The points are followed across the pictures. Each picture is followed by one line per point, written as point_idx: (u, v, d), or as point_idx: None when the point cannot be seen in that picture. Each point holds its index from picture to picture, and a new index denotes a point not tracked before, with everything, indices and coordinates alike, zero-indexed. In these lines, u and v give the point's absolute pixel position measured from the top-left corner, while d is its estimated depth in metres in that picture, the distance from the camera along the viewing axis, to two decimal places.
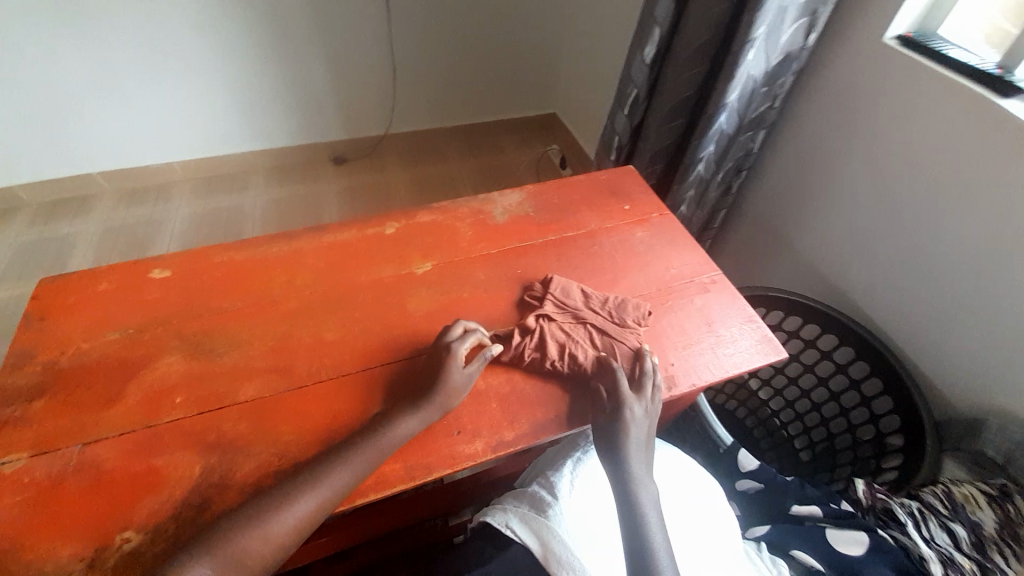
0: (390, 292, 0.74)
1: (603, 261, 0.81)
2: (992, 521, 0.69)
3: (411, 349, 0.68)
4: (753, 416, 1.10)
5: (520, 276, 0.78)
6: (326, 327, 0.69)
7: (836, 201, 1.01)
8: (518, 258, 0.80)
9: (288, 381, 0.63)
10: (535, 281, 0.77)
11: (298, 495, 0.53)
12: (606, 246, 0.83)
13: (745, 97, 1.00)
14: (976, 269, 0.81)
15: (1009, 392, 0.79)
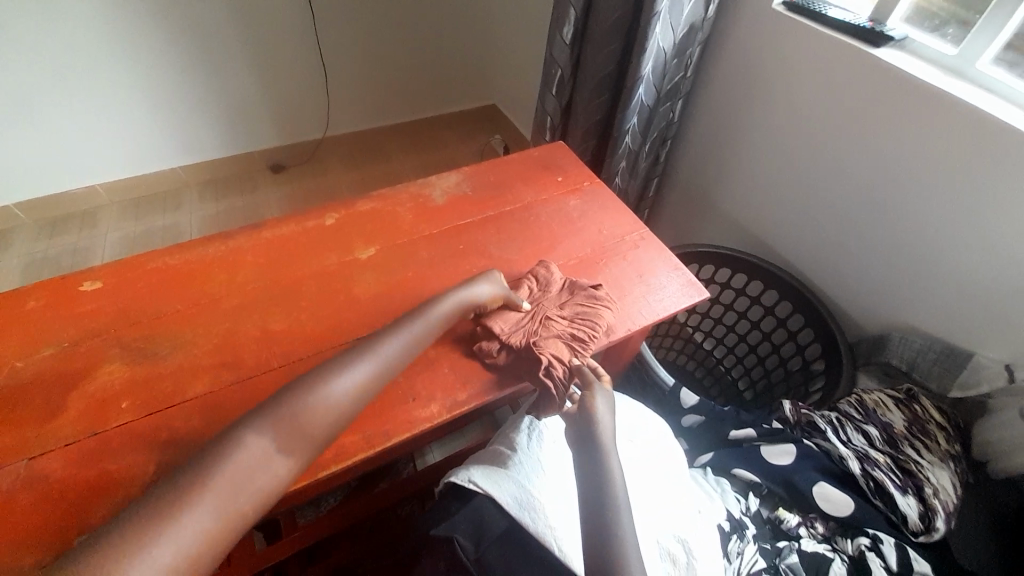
0: (336, 279, 0.75)
1: (540, 230, 0.86)
2: (900, 420, 0.78)
3: (360, 330, 0.70)
4: (701, 365, 1.20)
5: (463, 252, 0.81)
6: (272, 319, 0.70)
7: (750, 158, 1.10)
8: (459, 235, 0.84)
9: (236, 373, 0.64)
10: (476, 255, 0.81)
11: (313, 400, 0.50)
12: (542, 216, 0.88)
13: (658, 69, 1.06)
14: (868, 205, 0.92)
15: (907, 308, 0.91)
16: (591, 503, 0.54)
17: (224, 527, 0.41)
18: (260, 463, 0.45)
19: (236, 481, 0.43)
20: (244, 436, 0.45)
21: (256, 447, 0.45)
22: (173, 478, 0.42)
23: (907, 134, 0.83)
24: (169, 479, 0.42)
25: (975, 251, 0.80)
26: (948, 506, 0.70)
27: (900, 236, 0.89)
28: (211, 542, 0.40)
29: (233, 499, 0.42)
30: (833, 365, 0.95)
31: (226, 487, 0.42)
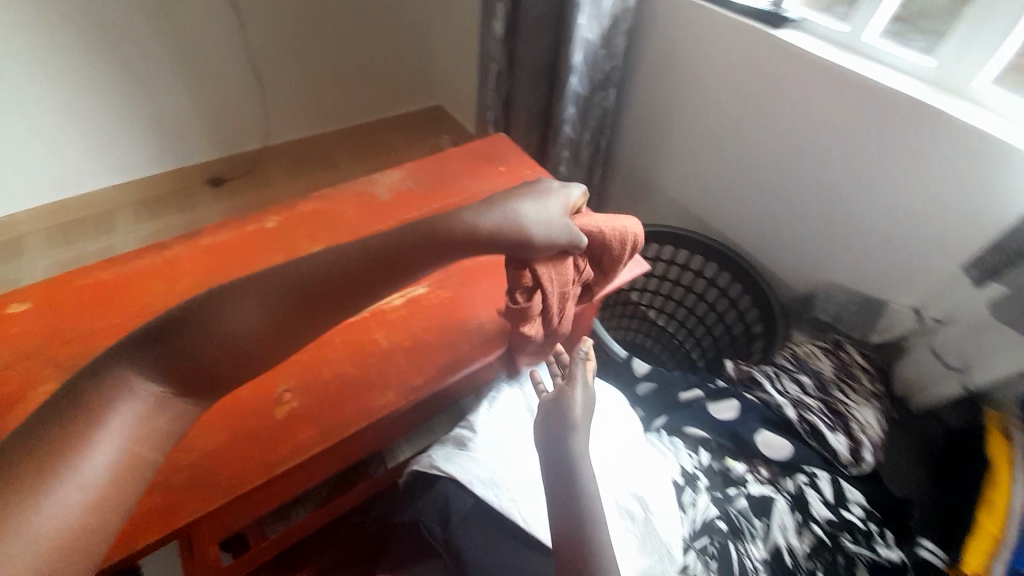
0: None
1: None
2: (829, 367, 0.85)
3: None
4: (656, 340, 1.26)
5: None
6: None
7: (681, 139, 1.17)
8: None
9: None
10: None
11: (231, 317, 0.45)
12: None
13: (588, 59, 1.11)
14: (786, 175, 0.99)
15: (828, 267, 0.99)
16: (561, 495, 0.59)
17: (115, 476, 0.40)
18: (150, 412, 0.42)
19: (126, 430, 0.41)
20: (132, 381, 0.42)
21: (146, 396, 0.42)
22: (47, 419, 0.38)
23: (810, 106, 0.91)
24: (45, 408, 0.39)
25: (877, 210, 0.88)
26: (874, 440, 0.77)
27: (816, 201, 0.97)
28: (103, 493, 0.39)
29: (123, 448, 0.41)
30: (771, 326, 1.02)
31: (118, 437, 0.40)
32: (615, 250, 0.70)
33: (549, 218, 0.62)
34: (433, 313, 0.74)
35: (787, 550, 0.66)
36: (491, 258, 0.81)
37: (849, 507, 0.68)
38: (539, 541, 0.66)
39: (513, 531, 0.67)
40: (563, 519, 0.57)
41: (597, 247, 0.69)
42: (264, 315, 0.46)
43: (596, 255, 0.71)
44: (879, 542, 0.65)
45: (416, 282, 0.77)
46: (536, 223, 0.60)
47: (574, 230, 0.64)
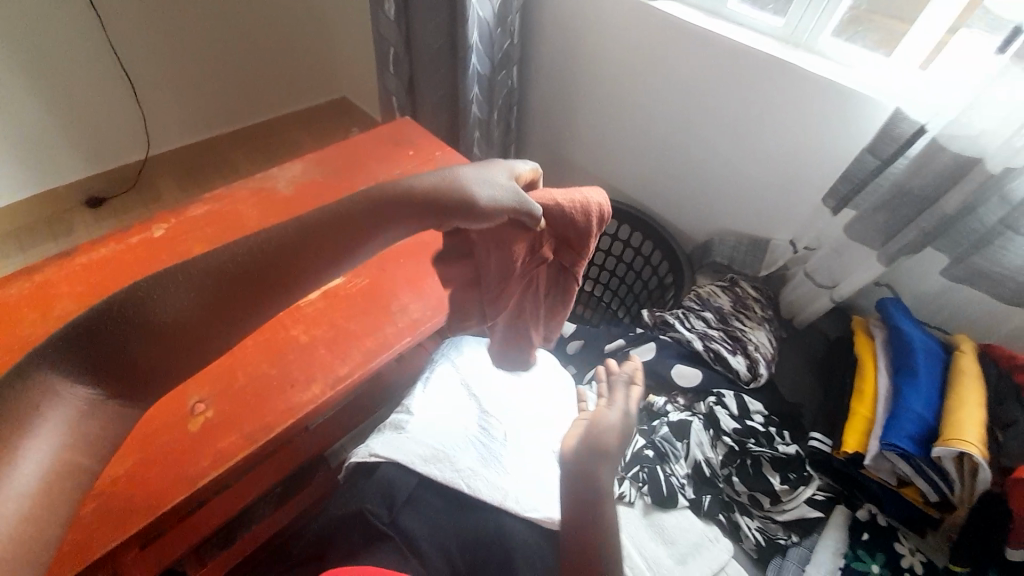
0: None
1: None
2: (727, 301, 0.95)
3: None
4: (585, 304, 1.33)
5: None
6: None
7: (584, 111, 1.22)
8: None
9: None
10: None
11: (181, 301, 0.42)
12: None
13: (485, 38, 1.11)
14: (677, 136, 1.08)
15: (722, 215, 1.09)
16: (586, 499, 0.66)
17: (52, 485, 0.38)
18: (83, 417, 0.39)
19: (53, 439, 0.38)
20: (57, 387, 0.38)
21: (76, 400, 0.39)
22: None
23: (688, 68, 0.98)
24: None
25: (752, 157, 0.98)
26: (767, 357, 0.87)
27: (704, 157, 1.06)
28: (42, 503, 0.37)
29: (56, 455, 0.38)
30: (678, 273, 1.11)
31: (50, 441, 0.38)
32: (579, 225, 0.60)
33: (499, 189, 0.53)
34: (353, 301, 0.73)
35: (704, 463, 0.77)
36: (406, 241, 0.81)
37: (751, 416, 0.78)
38: (485, 501, 0.71)
39: (461, 497, 0.72)
40: (579, 511, 0.64)
41: (559, 223, 0.59)
42: (198, 301, 0.42)
43: (559, 232, 0.60)
44: (778, 440, 0.76)
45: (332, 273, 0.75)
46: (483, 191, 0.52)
47: (526, 198, 0.54)
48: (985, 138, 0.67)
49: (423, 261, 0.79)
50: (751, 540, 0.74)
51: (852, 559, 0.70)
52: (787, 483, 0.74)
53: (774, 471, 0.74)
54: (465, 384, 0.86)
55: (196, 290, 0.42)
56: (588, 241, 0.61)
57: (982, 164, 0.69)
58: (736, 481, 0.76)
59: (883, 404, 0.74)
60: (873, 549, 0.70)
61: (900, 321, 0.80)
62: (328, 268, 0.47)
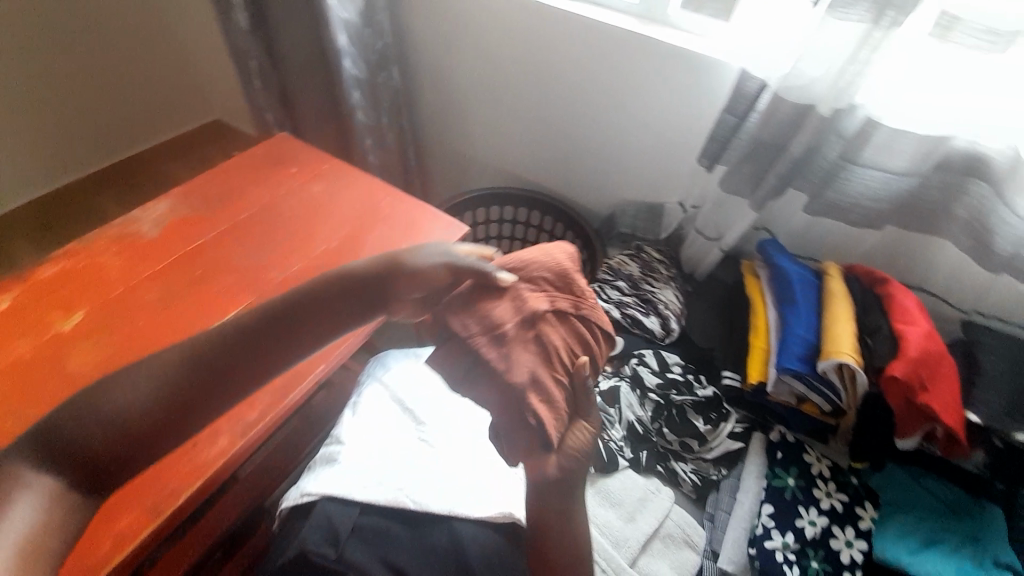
0: (40, 365, 0.61)
1: (293, 223, 0.82)
2: (636, 267, 1.01)
3: None
4: None
5: (206, 279, 0.73)
6: None
7: (475, 104, 1.21)
8: (196, 260, 0.75)
9: None
10: (225, 275, 0.74)
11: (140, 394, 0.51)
12: (288, 210, 0.84)
13: (355, 40, 1.06)
14: (566, 118, 1.11)
15: (620, 188, 1.14)
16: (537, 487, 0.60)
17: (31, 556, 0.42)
18: (53, 496, 0.44)
19: (25, 519, 0.42)
20: (24, 475, 0.44)
21: (43, 486, 0.44)
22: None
23: (562, 51, 1.01)
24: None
25: (635, 127, 1.03)
26: (676, 312, 0.94)
27: (592, 134, 1.10)
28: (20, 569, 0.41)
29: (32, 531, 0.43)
30: (590, 249, 1.15)
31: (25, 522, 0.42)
32: (555, 265, 0.63)
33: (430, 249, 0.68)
34: None
35: (636, 422, 0.82)
36: (303, 264, 0.77)
37: (670, 368, 0.84)
38: (436, 513, 0.69)
39: (408, 515, 0.69)
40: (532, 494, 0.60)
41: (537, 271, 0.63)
42: (157, 394, 0.51)
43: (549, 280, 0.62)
44: (696, 386, 0.82)
45: (224, 314, 0.69)
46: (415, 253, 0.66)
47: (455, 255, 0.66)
48: (815, 85, 0.76)
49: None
50: (687, 481, 0.80)
51: (771, 478, 0.77)
52: (710, 423, 0.80)
53: (697, 414, 0.81)
54: (397, 398, 0.83)
55: (156, 384, 0.52)
56: (573, 276, 0.63)
57: (817, 109, 0.77)
58: (667, 432, 0.81)
59: (774, 334, 0.83)
60: (788, 465, 0.78)
61: (776, 258, 0.90)
62: (270, 355, 0.58)
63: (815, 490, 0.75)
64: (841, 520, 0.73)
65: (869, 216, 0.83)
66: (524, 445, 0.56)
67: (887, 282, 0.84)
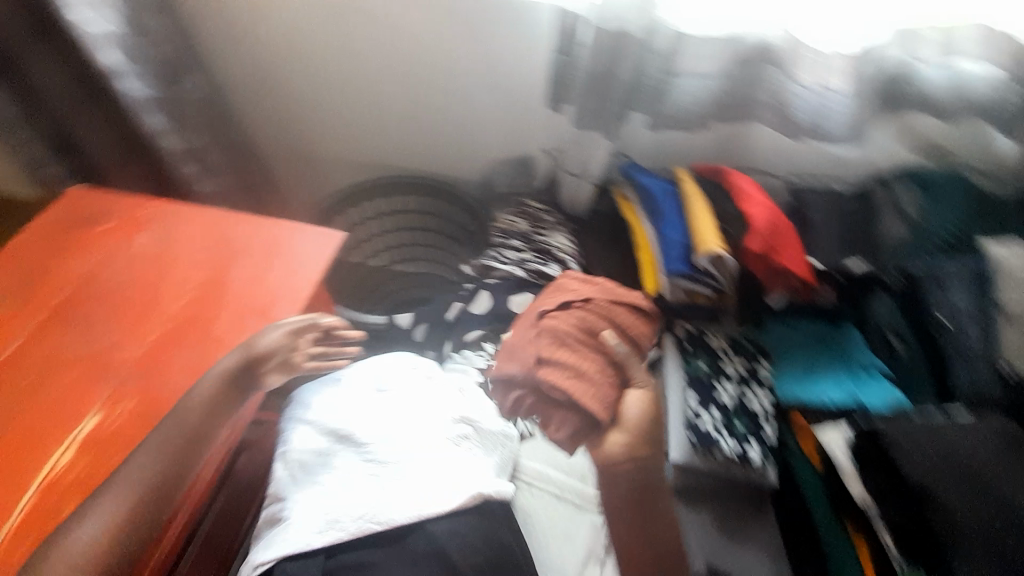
0: None
1: (132, 285, 0.74)
2: (524, 222, 1.06)
3: None
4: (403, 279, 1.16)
5: (35, 386, 0.64)
6: None
7: (308, 100, 1.13)
8: (23, 363, 0.65)
9: None
10: (70, 366, 0.65)
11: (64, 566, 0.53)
12: (119, 271, 0.75)
13: (131, 53, 0.90)
14: (407, 90, 1.08)
15: (482, 151, 1.15)
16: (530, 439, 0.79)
17: None
18: None
19: None
20: None
21: None
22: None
23: (382, 22, 0.97)
24: None
25: (483, 83, 1.03)
26: (573, 254, 1.01)
27: (438, 102, 1.08)
28: None
29: None
30: (475, 219, 1.11)
31: None
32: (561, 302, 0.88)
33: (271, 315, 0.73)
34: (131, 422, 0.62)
35: None
36: (162, 322, 0.71)
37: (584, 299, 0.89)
38: (405, 526, 0.66)
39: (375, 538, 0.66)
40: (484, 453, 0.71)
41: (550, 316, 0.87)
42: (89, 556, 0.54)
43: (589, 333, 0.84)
44: (614, 306, 0.88)
45: (82, 415, 0.62)
46: (253, 335, 0.71)
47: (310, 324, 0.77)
48: (625, 13, 0.81)
49: (195, 343, 0.69)
50: None
51: (689, 367, 0.86)
52: None
53: None
54: (328, 430, 0.75)
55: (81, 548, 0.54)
56: (568, 304, 0.87)
57: (631, 35, 0.83)
58: None
59: (656, 246, 0.92)
60: (699, 352, 0.88)
61: (639, 178, 0.99)
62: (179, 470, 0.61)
63: (724, 366, 0.87)
64: (749, 382, 0.86)
65: (700, 118, 0.93)
66: (574, 433, 0.78)
67: (727, 172, 0.96)
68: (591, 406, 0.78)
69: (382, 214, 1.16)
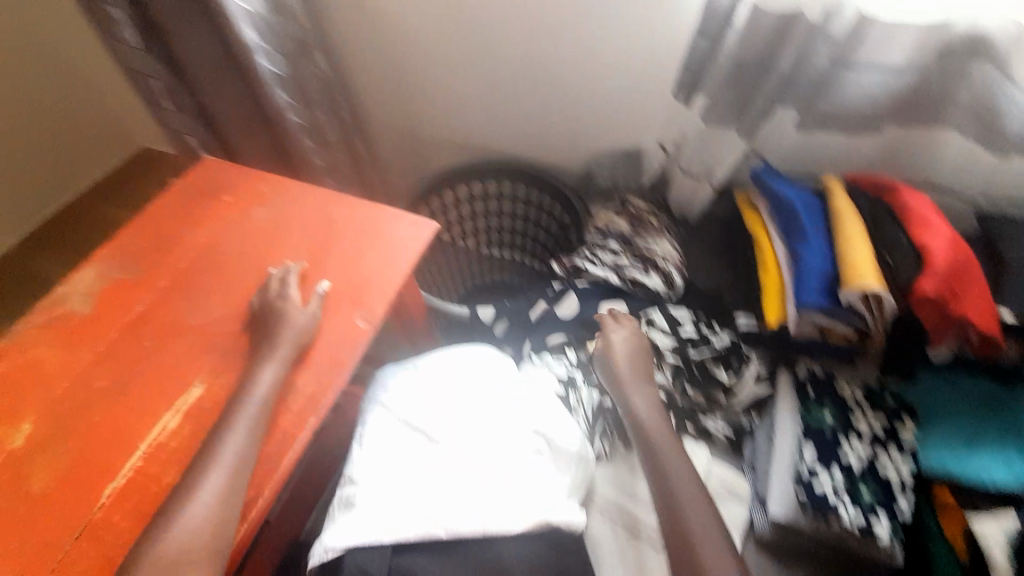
0: (50, 422, 0.61)
1: (191, 211, 0.80)
2: (624, 222, 0.97)
3: (121, 419, 0.61)
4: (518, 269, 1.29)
5: (131, 282, 0.72)
6: (26, 478, 0.57)
7: (432, 89, 1.12)
8: (166, 250, 0.76)
9: (64, 532, 0.54)
10: (171, 250, 0.76)
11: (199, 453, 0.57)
12: (194, 197, 0.82)
13: (269, 37, 0.93)
14: (527, 82, 1.03)
15: (590, 145, 1.10)
16: None
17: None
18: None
19: None
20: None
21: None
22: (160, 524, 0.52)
23: (515, 13, 0.93)
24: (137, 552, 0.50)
25: (599, 78, 0.99)
26: (677, 263, 0.91)
27: (554, 89, 1.03)
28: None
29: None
30: (575, 216, 1.09)
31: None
32: (843, 518, 0.68)
33: (353, 246, 0.76)
34: (205, 281, 0.73)
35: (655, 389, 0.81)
36: (264, 216, 0.80)
37: (682, 327, 0.83)
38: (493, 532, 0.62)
39: (440, 545, 0.62)
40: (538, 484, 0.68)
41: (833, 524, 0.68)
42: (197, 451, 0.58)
43: None
44: (711, 335, 0.82)
45: (189, 383, 0.64)
46: (336, 271, 0.74)
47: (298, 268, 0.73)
48: None
49: (255, 257, 0.75)
50: (720, 436, 0.81)
51: (811, 416, 0.76)
52: (732, 372, 0.79)
53: (718, 365, 0.80)
54: (406, 418, 0.72)
55: (192, 434, 0.60)
56: None
57: (802, 16, 0.70)
58: (688, 389, 0.82)
59: (787, 268, 0.78)
60: (822, 401, 0.77)
61: (771, 183, 0.83)
62: None
63: (856, 422, 0.75)
64: (883, 444, 0.73)
65: (864, 118, 0.79)
66: (768, 531, 0.70)
67: (897, 188, 0.78)
68: (760, 526, 0.70)
69: (500, 195, 1.17)
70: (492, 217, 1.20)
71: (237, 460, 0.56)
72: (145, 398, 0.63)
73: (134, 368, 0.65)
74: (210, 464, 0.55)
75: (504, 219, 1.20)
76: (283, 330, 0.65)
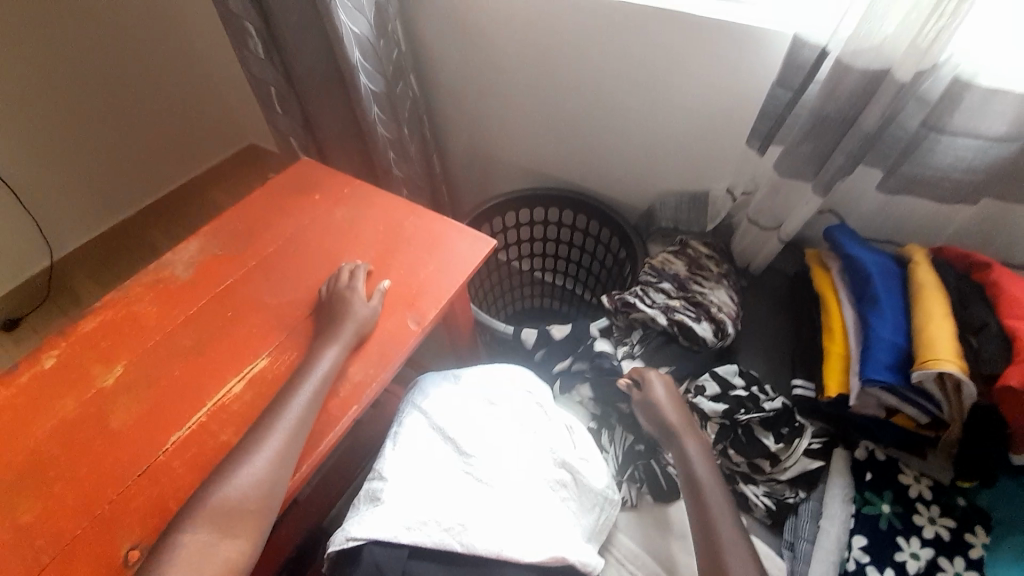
0: (139, 370, 0.69)
1: (282, 203, 0.89)
2: (682, 265, 0.95)
3: (197, 377, 0.69)
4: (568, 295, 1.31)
5: (224, 258, 0.81)
6: (112, 415, 0.65)
7: (508, 115, 1.18)
8: (256, 235, 0.85)
9: (135, 468, 0.61)
10: (261, 235, 0.85)
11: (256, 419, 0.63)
12: (287, 191, 0.91)
13: (371, 55, 1.03)
14: (599, 116, 1.06)
15: (656, 183, 1.10)
16: None
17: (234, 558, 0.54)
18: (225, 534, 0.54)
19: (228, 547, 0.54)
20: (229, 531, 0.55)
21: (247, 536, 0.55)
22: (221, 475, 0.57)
23: (595, 52, 0.96)
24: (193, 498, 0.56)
25: (671, 120, 0.99)
26: (732, 314, 0.88)
27: (625, 126, 1.05)
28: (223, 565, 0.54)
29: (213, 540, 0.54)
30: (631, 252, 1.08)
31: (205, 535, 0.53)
32: None
33: (416, 252, 0.81)
34: (284, 267, 0.80)
35: None
36: (345, 215, 0.87)
37: (733, 385, 0.78)
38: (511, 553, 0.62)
39: (454, 557, 0.62)
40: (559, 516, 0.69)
41: None
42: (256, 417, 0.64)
43: None
44: (763, 398, 0.76)
45: (255, 355, 0.71)
46: (397, 274, 0.79)
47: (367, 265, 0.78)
48: (889, 46, 0.66)
49: (329, 251, 0.82)
50: (761, 509, 0.73)
51: (863, 502, 0.70)
52: (781, 440, 0.73)
53: (766, 431, 0.74)
54: (439, 425, 0.74)
55: (253, 401, 0.66)
56: None
57: (892, 74, 0.67)
58: (731, 453, 0.75)
59: (854, 336, 0.73)
60: (880, 489, 0.70)
61: (850, 248, 0.78)
62: None
63: (917, 518, 0.67)
64: (948, 549, 0.65)
65: (961, 187, 0.74)
66: None
67: (987, 265, 0.71)
68: None
69: (561, 223, 1.19)
70: (550, 242, 1.24)
71: (290, 431, 0.61)
72: (218, 362, 0.70)
73: (214, 334, 0.73)
74: (268, 430, 0.60)
75: (561, 246, 1.23)
76: (348, 320, 0.70)
